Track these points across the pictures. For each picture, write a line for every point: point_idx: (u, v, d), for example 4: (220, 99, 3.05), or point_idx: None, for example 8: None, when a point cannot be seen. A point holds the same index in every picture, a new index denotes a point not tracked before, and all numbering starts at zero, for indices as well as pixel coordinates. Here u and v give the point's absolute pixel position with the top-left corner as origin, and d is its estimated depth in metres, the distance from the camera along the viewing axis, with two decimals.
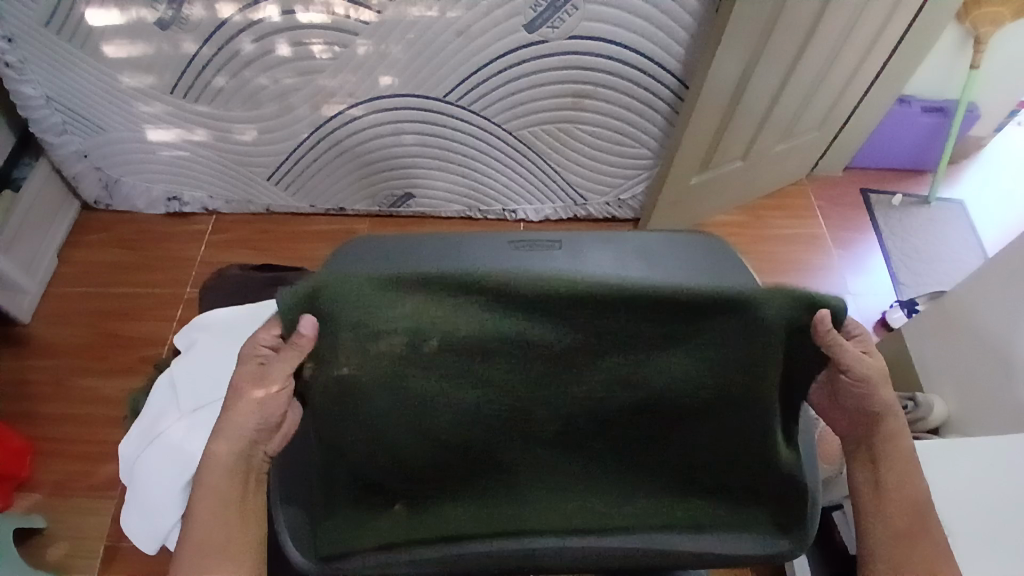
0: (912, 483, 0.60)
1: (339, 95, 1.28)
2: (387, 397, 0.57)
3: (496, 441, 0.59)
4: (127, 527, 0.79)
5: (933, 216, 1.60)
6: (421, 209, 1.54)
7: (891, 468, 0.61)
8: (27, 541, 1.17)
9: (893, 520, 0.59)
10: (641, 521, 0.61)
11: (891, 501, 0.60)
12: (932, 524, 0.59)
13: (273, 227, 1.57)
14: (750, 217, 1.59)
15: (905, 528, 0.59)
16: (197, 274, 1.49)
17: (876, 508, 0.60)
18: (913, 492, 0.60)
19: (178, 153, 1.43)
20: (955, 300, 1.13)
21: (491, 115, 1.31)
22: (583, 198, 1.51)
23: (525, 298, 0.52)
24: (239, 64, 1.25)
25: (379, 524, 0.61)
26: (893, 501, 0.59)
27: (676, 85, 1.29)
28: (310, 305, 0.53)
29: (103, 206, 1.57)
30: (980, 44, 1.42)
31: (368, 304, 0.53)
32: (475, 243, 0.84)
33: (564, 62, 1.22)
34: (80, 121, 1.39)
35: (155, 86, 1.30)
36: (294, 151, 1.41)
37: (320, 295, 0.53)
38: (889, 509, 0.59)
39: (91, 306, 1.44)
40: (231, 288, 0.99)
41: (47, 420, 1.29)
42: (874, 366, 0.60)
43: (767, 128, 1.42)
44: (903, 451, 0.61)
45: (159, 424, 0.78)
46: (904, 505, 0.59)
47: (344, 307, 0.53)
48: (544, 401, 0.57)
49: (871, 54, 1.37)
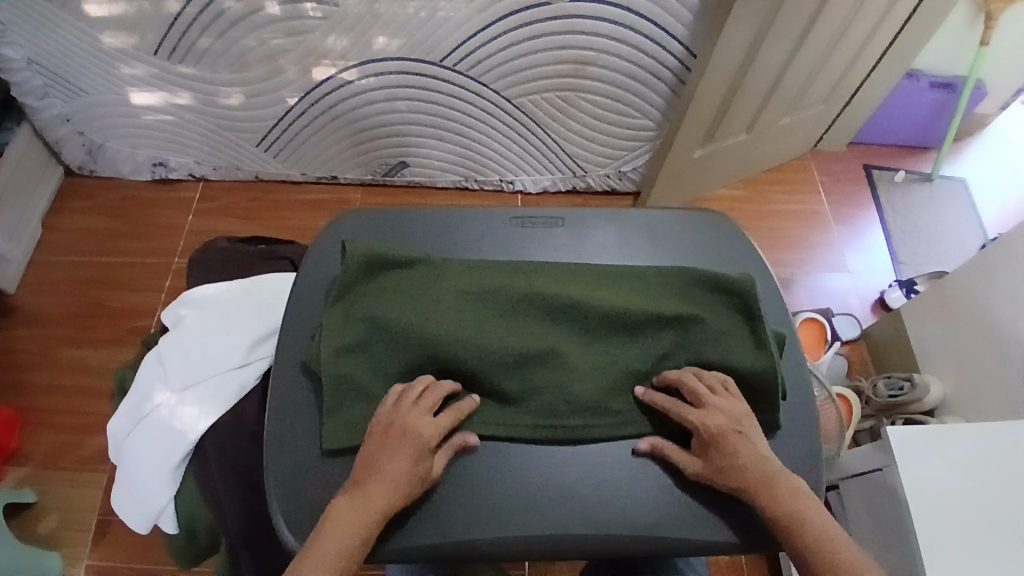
0: (803, 513, 0.58)
1: (330, 58, 1.23)
2: (400, 310, 0.66)
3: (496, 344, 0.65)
4: (118, 504, 0.77)
5: (935, 193, 1.58)
6: (416, 178, 1.50)
7: (779, 501, 0.59)
8: (16, 513, 1.16)
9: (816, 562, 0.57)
10: (654, 504, 0.62)
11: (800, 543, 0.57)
12: (841, 552, 0.57)
13: (265, 195, 1.52)
14: (752, 192, 1.57)
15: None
16: (186, 243, 1.45)
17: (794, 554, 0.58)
18: (814, 524, 0.58)
19: (163, 117, 1.38)
20: (957, 281, 1.12)
21: (489, 81, 1.27)
22: (583, 169, 1.48)
23: (521, 289, 0.68)
24: (226, 23, 1.19)
25: None
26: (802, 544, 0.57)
27: (683, 53, 1.24)
28: (355, 270, 0.67)
29: (88, 171, 1.52)
30: (991, 20, 1.38)
31: (392, 295, 0.67)
32: (475, 218, 0.80)
33: (565, 26, 1.18)
34: (61, 84, 1.33)
35: (138, 47, 1.25)
36: (283, 117, 1.36)
37: (362, 264, 0.68)
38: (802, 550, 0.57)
39: (76, 275, 1.41)
40: (215, 262, 0.91)
41: (34, 391, 1.27)
42: (723, 404, 0.63)
43: (773, 101, 1.38)
44: (782, 483, 0.60)
45: (148, 402, 0.75)
46: (802, 548, 0.57)
47: (367, 280, 0.68)
48: (527, 372, 0.65)
49: (883, 26, 1.33)
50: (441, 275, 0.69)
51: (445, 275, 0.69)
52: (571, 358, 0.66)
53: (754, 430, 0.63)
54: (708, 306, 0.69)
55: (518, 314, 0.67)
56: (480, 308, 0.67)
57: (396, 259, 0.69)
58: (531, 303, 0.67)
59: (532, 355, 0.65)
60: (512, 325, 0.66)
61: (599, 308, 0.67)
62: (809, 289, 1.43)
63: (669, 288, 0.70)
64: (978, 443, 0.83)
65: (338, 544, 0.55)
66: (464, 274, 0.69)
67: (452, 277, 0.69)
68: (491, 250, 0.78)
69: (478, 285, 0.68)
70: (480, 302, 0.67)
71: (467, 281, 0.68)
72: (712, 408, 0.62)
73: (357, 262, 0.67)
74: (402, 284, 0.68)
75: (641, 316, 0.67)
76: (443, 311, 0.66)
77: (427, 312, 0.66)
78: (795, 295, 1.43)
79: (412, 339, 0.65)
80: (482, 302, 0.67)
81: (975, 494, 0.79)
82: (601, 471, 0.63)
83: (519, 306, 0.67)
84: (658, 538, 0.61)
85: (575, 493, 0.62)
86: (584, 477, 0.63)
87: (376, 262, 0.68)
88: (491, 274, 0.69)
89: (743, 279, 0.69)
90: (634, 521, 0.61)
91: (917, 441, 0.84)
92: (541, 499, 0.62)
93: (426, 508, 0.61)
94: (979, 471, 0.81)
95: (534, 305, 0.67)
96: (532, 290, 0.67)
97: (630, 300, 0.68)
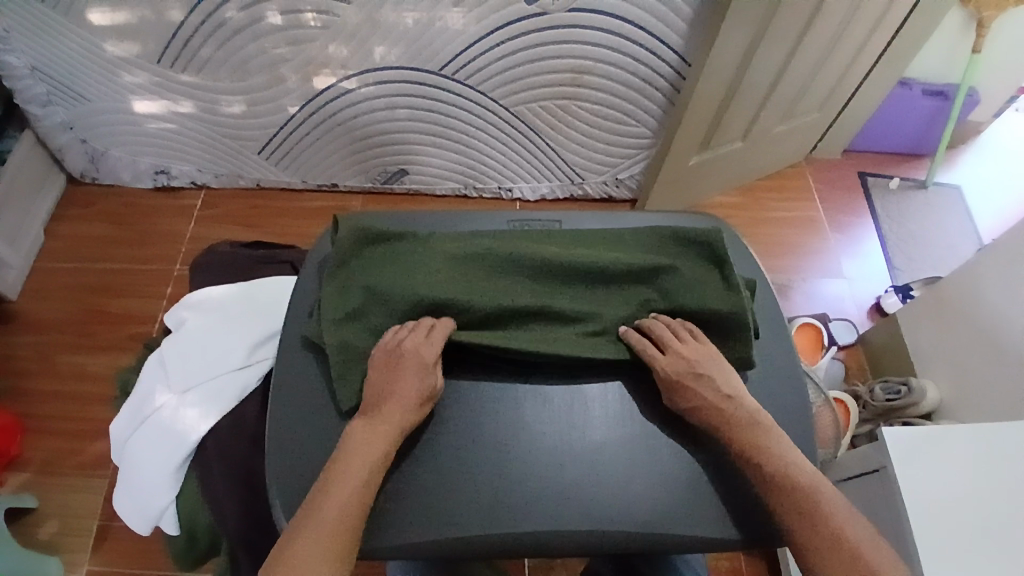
0: (763, 440, 0.62)
1: (330, 67, 1.25)
2: (389, 274, 0.69)
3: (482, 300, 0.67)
4: (120, 507, 0.78)
5: (929, 200, 1.60)
6: (416, 185, 1.51)
7: (743, 432, 0.62)
8: (15, 519, 1.16)
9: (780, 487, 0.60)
10: (651, 501, 0.62)
11: (765, 467, 0.61)
12: (801, 481, 0.60)
13: (265, 202, 1.54)
14: (748, 199, 1.58)
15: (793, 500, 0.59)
16: (187, 250, 1.46)
17: (758, 481, 0.61)
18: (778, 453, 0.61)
19: (165, 125, 1.40)
20: (951, 285, 1.13)
21: (488, 90, 1.29)
22: (580, 177, 1.49)
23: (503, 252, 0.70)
24: (228, 33, 1.21)
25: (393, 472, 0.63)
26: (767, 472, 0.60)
27: (678, 62, 1.26)
28: (345, 245, 0.70)
29: (90, 179, 1.53)
30: (983, 29, 1.41)
31: (382, 265, 0.70)
32: (473, 220, 0.81)
33: (563, 36, 1.19)
34: (65, 92, 1.35)
35: (141, 55, 1.26)
36: (284, 125, 1.37)
37: (351, 239, 0.70)
38: (767, 476, 0.60)
39: (78, 282, 1.42)
40: (217, 265, 0.92)
41: (34, 397, 1.27)
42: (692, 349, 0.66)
43: (769, 108, 1.40)
44: (746, 415, 0.63)
45: (149, 404, 0.76)
46: (779, 482, 0.60)
47: (357, 253, 0.70)
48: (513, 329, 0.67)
49: (876, 34, 1.35)
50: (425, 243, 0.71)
51: (429, 242, 0.71)
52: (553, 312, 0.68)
53: (721, 372, 0.66)
54: (677, 258, 0.71)
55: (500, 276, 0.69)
56: (465, 271, 0.69)
57: (382, 232, 0.71)
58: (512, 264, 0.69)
59: (516, 312, 0.67)
60: (494, 282, 0.69)
61: (575, 264, 0.69)
62: (805, 294, 1.45)
63: (639, 245, 0.73)
64: (972, 443, 0.83)
65: (334, 511, 0.56)
66: (448, 240, 0.71)
67: (436, 244, 0.71)
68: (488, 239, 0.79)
69: (461, 249, 0.70)
70: (464, 267, 0.69)
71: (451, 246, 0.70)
72: (673, 355, 0.65)
73: (346, 238, 0.70)
74: (390, 254, 0.70)
75: (616, 269, 0.69)
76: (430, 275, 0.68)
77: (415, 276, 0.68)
78: (792, 300, 1.44)
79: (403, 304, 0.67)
80: (465, 263, 0.70)
81: (969, 493, 0.80)
82: (599, 468, 0.64)
83: (501, 269, 0.69)
84: (656, 536, 0.61)
85: (574, 485, 0.63)
86: (584, 474, 0.63)
87: (364, 236, 0.71)
88: (473, 240, 0.72)
89: (708, 232, 0.71)
90: (631, 517, 0.62)
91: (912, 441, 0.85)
92: (540, 496, 0.62)
93: (428, 504, 0.61)
94: (973, 472, 0.81)
95: (515, 267, 0.69)
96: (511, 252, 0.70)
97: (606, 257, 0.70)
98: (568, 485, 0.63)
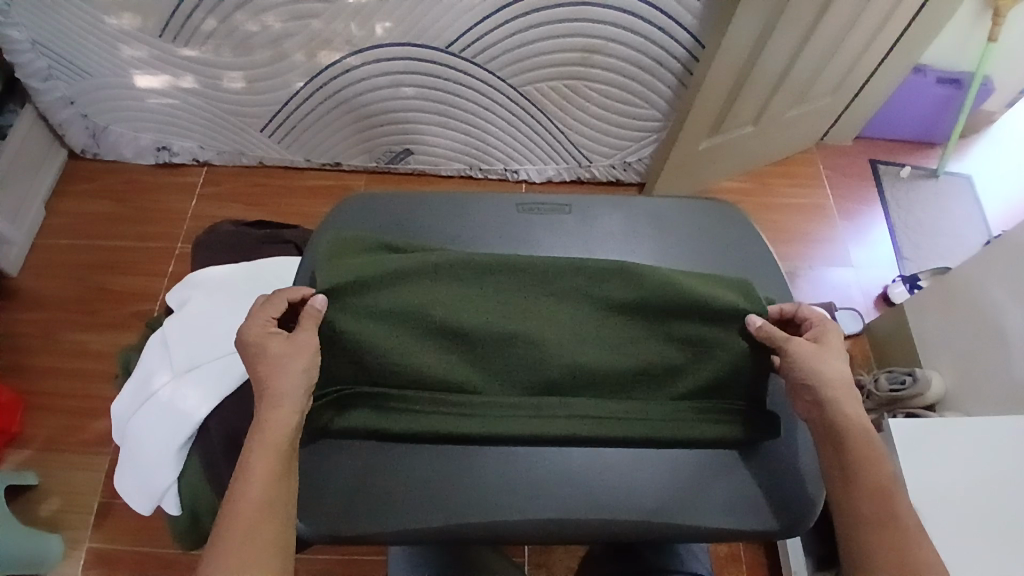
0: (855, 435, 0.58)
1: (336, 43, 1.23)
2: (384, 303, 0.63)
3: (495, 345, 0.63)
4: (122, 485, 0.77)
5: (939, 189, 1.58)
6: (420, 166, 1.49)
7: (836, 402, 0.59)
8: (17, 495, 1.16)
9: (859, 493, 0.56)
10: (660, 488, 0.61)
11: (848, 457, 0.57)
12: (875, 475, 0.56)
13: (269, 180, 1.52)
14: (757, 184, 1.56)
15: (874, 512, 0.55)
16: (190, 228, 1.45)
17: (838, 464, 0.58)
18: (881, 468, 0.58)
19: (168, 100, 1.38)
20: (960, 277, 1.12)
21: (495, 69, 1.26)
22: (588, 159, 1.47)
23: (500, 282, 0.65)
24: (231, 7, 1.19)
25: (397, 459, 0.62)
26: (848, 479, 0.57)
27: (690, 43, 1.24)
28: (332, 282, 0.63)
29: (91, 155, 1.51)
30: (999, 17, 1.38)
31: (368, 293, 0.63)
32: (481, 203, 0.80)
33: (573, 14, 1.17)
34: (65, 66, 1.33)
35: (142, 29, 1.24)
36: (288, 102, 1.35)
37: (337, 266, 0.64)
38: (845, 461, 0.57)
39: (79, 259, 1.41)
40: (222, 243, 0.92)
41: (37, 374, 1.27)
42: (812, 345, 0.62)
43: (781, 93, 1.38)
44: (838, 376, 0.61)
45: (150, 384, 0.75)
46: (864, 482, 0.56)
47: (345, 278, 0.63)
48: (511, 368, 0.63)
49: (891, 20, 1.33)
50: (416, 267, 0.65)
51: (422, 266, 0.65)
52: (549, 343, 0.63)
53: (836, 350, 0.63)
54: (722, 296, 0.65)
55: (498, 310, 0.64)
56: (462, 302, 0.64)
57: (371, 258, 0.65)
58: (512, 297, 0.65)
59: (511, 347, 0.63)
60: (489, 311, 0.64)
61: (578, 296, 0.65)
62: (811, 282, 1.43)
63: (677, 290, 0.64)
64: (977, 436, 0.83)
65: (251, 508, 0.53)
66: (443, 264, 0.65)
67: (430, 269, 0.65)
68: (500, 225, 0.79)
69: (456, 281, 0.65)
70: (463, 296, 0.64)
71: (444, 272, 0.65)
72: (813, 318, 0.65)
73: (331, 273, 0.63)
74: (380, 284, 0.64)
75: (622, 300, 0.65)
76: (421, 309, 0.63)
77: (405, 311, 0.63)
78: (798, 288, 1.43)
79: (391, 339, 0.62)
80: (475, 298, 0.64)
81: (974, 486, 0.80)
82: (606, 454, 0.63)
83: (498, 304, 0.64)
84: (664, 525, 0.60)
85: (581, 482, 0.61)
86: (588, 462, 0.62)
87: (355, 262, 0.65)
88: (471, 265, 0.66)
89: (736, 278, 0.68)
90: (638, 506, 0.61)
91: (917, 433, 0.84)
92: (543, 484, 0.61)
93: (432, 494, 0.60)
94: (978, 465, 0.81)
95: (514, 298, 0.65)
96: (505, 281, 0.66)
97: (611, 286, 0.65)
98: (564, 474, 0.62)
